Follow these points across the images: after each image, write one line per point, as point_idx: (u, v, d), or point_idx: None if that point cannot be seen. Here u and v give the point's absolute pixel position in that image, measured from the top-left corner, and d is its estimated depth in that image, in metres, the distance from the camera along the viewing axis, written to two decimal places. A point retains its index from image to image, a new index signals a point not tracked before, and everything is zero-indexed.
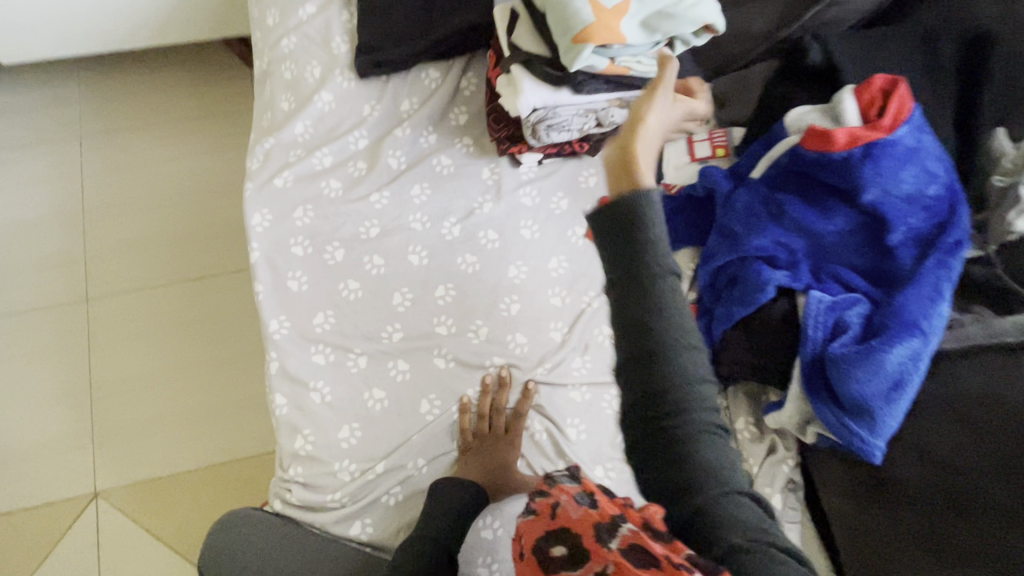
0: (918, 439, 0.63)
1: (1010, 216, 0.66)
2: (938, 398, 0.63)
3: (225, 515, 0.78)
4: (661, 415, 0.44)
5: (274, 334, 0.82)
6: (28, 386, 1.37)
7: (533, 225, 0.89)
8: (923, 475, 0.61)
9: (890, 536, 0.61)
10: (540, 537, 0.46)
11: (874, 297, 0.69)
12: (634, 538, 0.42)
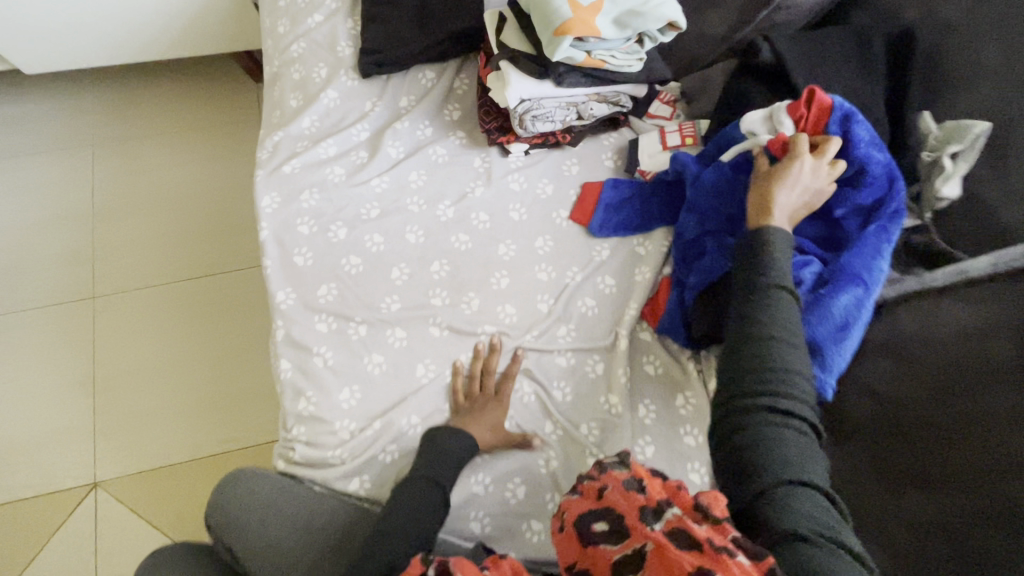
0: (866, 380, 0.73)
1: (938, 183, 0.75)
2: (882, 345, 0.73)
3: (238, 470, 0.85)
4: (758, 410, 0.57)
5: (281, 304, 0.89)
6: (32, 380, 1.41)
7: (521, 208, 0.97)
8: (874, 412, 0.70)
9: (853, 469, 0.70)
10: (586, 511, 0.57)
11: (825, 258, 0.78)
12: (676, 521, 0.51)
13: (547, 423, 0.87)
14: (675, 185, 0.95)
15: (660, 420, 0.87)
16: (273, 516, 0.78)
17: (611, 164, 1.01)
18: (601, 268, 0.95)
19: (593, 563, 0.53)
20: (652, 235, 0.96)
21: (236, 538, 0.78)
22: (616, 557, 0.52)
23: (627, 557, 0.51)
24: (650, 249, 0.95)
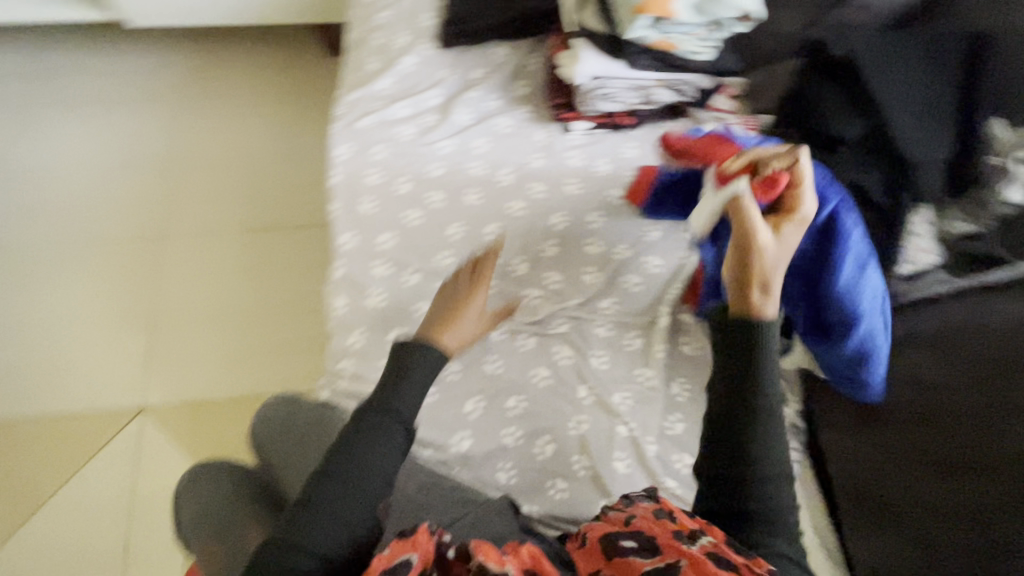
0: (910, 368, 0.79)
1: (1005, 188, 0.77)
2: (926, 340, 0.79)
3: (285, 393, 0.90)
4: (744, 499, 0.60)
5: (343, 246, 0.95)
6: (93, 306, 1.50)
7: (577, 182, 1.00)
8: (909, 401, 0.76)
9: (880, 459, 0.76)
10: (613, 529, 0.60)
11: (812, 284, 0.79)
12: (711, 547, 0.55)
13: (581, 389, 0.89)
14: None
15: (693, 399, 0.89)
16: (314, 436, 0.84)
17: None
18: (649, 249, 0.97)
19: (621, 574, 0.56)
20: None
21: (280, 454, 0.85)
22: (648, 568, 0.55)
23: (660, 569, 0.55)
24: None
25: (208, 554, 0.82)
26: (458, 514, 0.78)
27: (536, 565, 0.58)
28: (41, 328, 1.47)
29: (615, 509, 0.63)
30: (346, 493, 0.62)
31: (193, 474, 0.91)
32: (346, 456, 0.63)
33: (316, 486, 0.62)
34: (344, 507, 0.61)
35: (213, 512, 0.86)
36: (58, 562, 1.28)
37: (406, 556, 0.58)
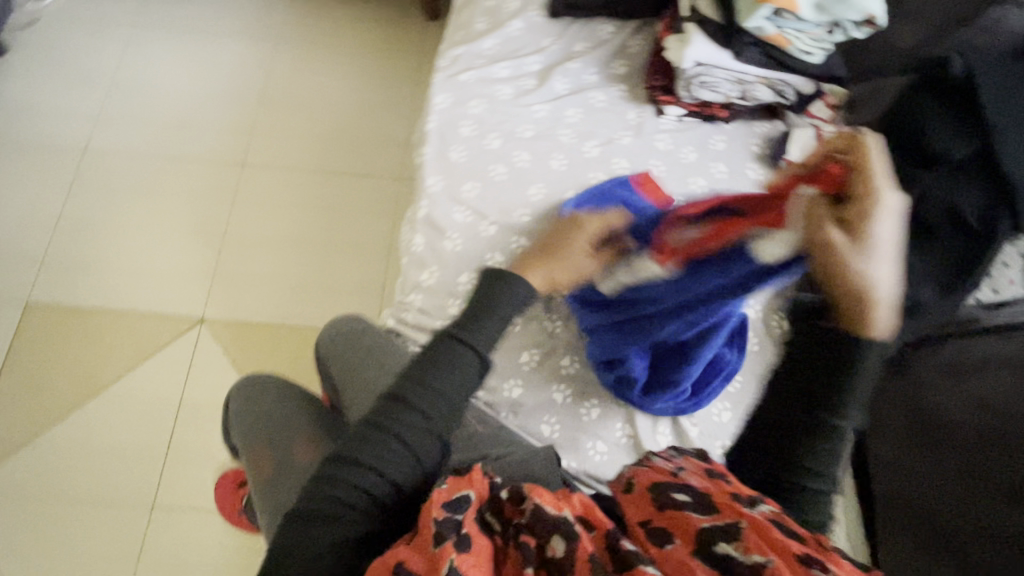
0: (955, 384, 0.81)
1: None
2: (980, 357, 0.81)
3: (351, 315, 0.95)
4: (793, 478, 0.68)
5: (430, 188, 0.99)
6: (173, 219, 1.59)
7: (661, 165, 1.02)
8: (959, 416, 0.78)
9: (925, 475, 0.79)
10: (665, 479, 0.61)
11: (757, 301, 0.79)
12: (769, 514, 0.57)
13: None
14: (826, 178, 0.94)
15: (743, 390, 0.91)
16: (375, 357, 0.88)
17: (756, 150, 1.04)
18: None
19: (675, 524, 0.57)
20: None
21: (338, 369, 0.89)
22: (705, 523, 0.56)
23: (718, 525, 0.55)
24: None
25: (258, 455, 0.89)
26: (505, 451, 0.80)
27: (590, 515, 0.57)
28: (122, 230, 1.57)
29: (664, 462, 0.65)
30: (414, 419, 0.62)
31: (242, 388, 0.97)
32: (422, 384, 0.62)
33: (386, 409, 0.62)
34: (407, 433, 0.61)
35: (266, 418, 0.93)
36: (109, 445, 1.38)
37: (466, 491, 0.58)
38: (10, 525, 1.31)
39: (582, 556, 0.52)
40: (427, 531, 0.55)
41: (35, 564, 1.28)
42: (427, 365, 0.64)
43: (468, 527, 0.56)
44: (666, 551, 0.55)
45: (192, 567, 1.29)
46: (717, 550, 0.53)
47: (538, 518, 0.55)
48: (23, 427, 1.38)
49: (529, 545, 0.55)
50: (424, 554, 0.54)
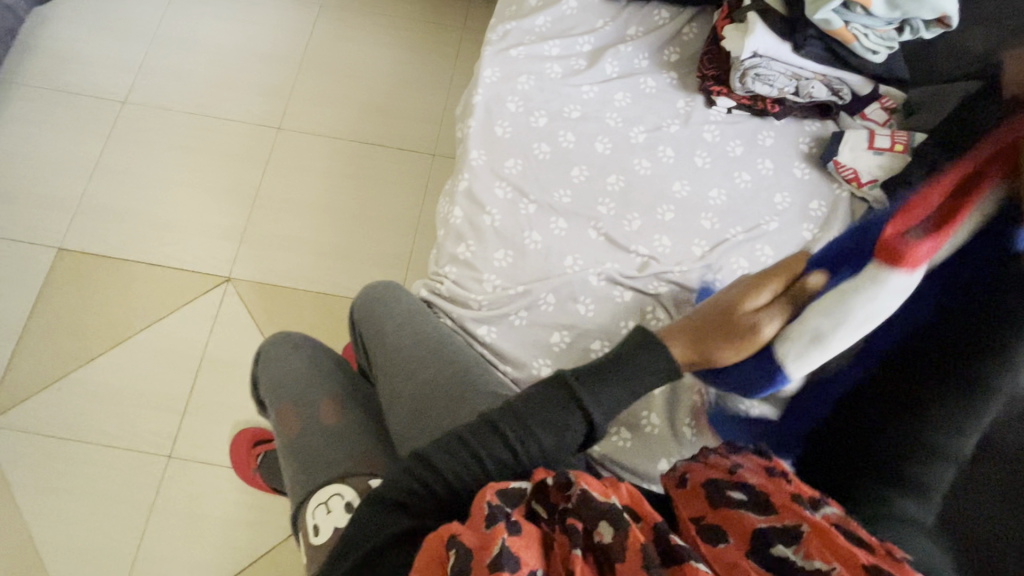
0: None
1: None
2: None
3: (386, 283, 0.95)
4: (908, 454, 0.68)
5: (472, 161, 0.98)
6: (206, 177, 1.60)
7: (706, 157, 1.01)
8: None
9: None
10: (720, 479, 0.63)
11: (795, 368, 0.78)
12: (834, 517, 0.57)
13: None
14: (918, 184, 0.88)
15: None
16: (408, 326, 0.88)
17: (805, 150, 1.03)
18: (763, 238, 0.96)
19: (729, 523, 0.59)
20: (826, 226, 0.98)
21: (371, 334, 0.90)
22: (762, 525, 0.57)
23: (777, 527, 0.56)
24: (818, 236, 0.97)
25: (285, 412, 0.89)
26: None
27: (637, 506, 0.60)
28: (157, 184, 1.58)
29: (721, 459, 0.67)
30: (501, 450, 0.63)
31: (271, 344, 0.99)
32: (518, 421, 0.64)
33: (475, 430, 0.65)
34: (490, 459, 0.63)
35: (295, 377, 0.93)
36: (132, 394, 1.40)
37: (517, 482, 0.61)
38: (33, 463, 1.34)
39: (633, 545, 0.53)
40: (480, 511, 0.56)
41: (55, 502, 1.31)
42: (530, 410, 0.64)
43: (518, 516, 0.57)
44: (719, 550, 0.57)
45: (205, 519, 1.32)
46: (773, 552, 0.55)
47: (585, 502, 0.57)
48: (50, 369, 1.41)
49: (577, 527, 0.55)
50: (477, 531, 0.54)
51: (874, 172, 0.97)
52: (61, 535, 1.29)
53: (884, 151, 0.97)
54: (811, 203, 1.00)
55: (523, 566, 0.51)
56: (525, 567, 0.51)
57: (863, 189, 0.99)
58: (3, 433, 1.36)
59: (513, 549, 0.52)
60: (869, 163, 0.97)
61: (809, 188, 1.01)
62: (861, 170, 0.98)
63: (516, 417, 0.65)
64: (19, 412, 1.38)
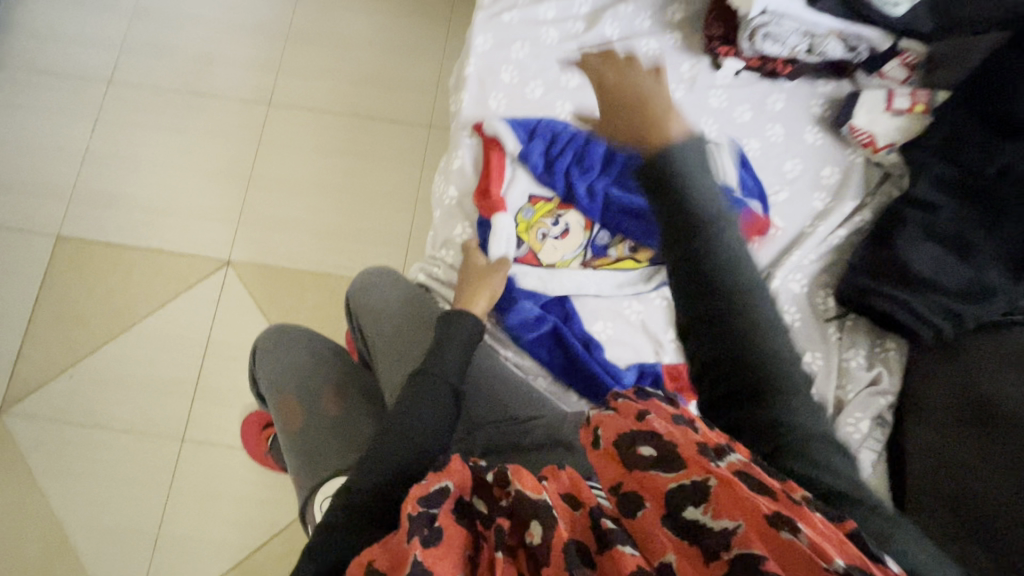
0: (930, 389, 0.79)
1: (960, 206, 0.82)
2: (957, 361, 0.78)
3: (374, 270, 0.92)
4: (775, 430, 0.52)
5: (466, 137, 0.95)
6: (199, 158, 1.56)
7: (712, 124, 0.97)
8: (949, 404, 0.77)
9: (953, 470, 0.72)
10: (626, 430, 0.54)
11: (586, 337, 0.87)
12: (739, 463, 0.49)
13: (669, 330, 0.88)
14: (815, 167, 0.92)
15: None
16: (396, 320, 0.87)
17: (817, 113, 0.97)
18: (773, 209, 0.94)
19: (641, 487, 0.52)
20: (839, 194, 0.94)
21: (365, 326, 0.88)
22: (671, 485, 0.50)
23: (684, 486, 0.50)
24: (830, 206, 0.93)
25: (288, 406, 0.91)
26: (532, 412, 0.79)
27: (575, 492, 0.58)
28: (148, 168, 1.55)
29: (628, 404, 0.57)
30: (401, 443, 0.67)
31: (271, 333, 0.96)
32: (401, 414, 0.69)
33: (380, 441, 0.67)
34: (402, 453, 0.66)
35: (295, 369, 0.93)
36: (141, 380, 1.42)
37: (443, 483, 0.59)
38: (52, 450, 1.37)
39: (556, 544, 0.51)
40: (404, 525, 0.55)
41: (77, 486, 1.35)
42: (405, 402, 0.71)
43: (441, 520, 0.55)
44: (636, 522, 0.51)
45: (222, 498, 1.35)
46: (684, 517, 0.49)
47: (519, 502, 0.56)
48: (60, 358, 1.43)
49: (504, 528, 0.55)
50: (394, 552, 0.53)
51: (891, 135, 0.92)
52: (84, 516, 1.34)
53: (902, 112, 0.91)
54: (824, 169, 0.95)
55: None
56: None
57: (879, 154, 0.93)
58: (20, 422, 1.39)
59: (423, 562, 0.51)
60: (886, 126, 0.92)
61: (820, 154, 0.96)
62: (877, 134, 0.92)
63: (396, 414, 0.70)
64: (34, 401, 1.40)
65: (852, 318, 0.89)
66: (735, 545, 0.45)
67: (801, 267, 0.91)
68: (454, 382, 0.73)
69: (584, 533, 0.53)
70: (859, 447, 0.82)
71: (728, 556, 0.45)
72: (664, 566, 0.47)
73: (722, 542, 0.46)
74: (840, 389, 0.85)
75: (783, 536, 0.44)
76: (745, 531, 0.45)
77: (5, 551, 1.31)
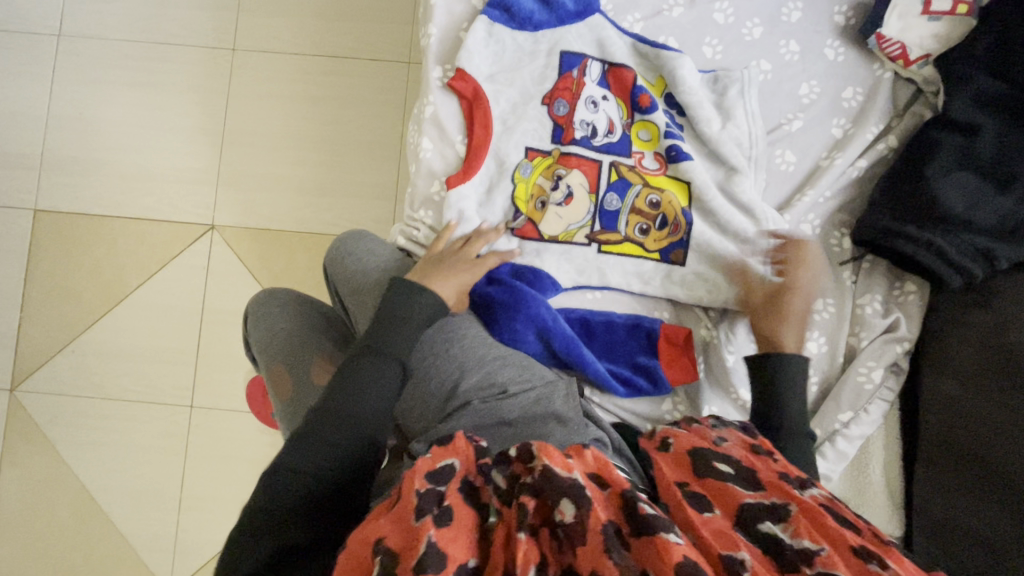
0: (948, 334, 0.75)
1: (988, 132, 0.74)
2: (978, 305, 0.73)
3: (358, 230, 0.87)
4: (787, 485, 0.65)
5: (434, 81, 0.85)
6: (166, 115, 1.46)
7: (717, 44, 0.85)
8: (974, 353, 0.72)
9: (951, 416, 0.71)
10: (705, 448, 0.57)
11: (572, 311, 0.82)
12: (821, 498, 0.51)
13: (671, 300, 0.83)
14: (839, 85, 0.84)
15: None
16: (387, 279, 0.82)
17: (841, 22, 0.84)
18: (786, 141, 0.83)
19: (714, 494, 0.53)
20: (861, 120, 0.83)
21: (348, 291, 0.83)
22: (748, 500, 0.51)
23: (762, 503, 0.50)
24: (850, 133, 0.83)
25: (278, 373, 0.87)
26: (524, 386, 0.74)
27: (602, 472, 0.55)
28: (114, 130, 1.46)
29: (704, 428, 0.61)
30: (340, 424, 0.63)
31: (260, 300, 0.93)
32: (341, 394, 0.65)
33: (315, 420, 0.63)
34: (341, 438, 0.62)
35: (283, 335, 0.89)
36: (142, 350, 1.42)
37: (449, 459, 0.56)
38: (68, 421, 1.41)
39: (593, 525, 0.48)
40: (411, 502, 0.52)
41: (99, 454, 1.40)
42: (346, 394, 0.65)
43: (452, 499, 0.53)
44: (705, 519, 0.50)
45: (236, 457, 1.39)
46: (759, 526, 0.49)
47: (547, 478, 0.52)
48: (60, 334, 1.42)
49: (528, 507, 0.51)
50: (405, 529, 0.50)
51: (926, 45, 0.79)
52: (110, 481, 1.39)
53: (942, 15, 0.78)
54: (845, 90, 0.84)
55: (451, 563, 0.46)
56: (452, 564, 0.46)
57: (910, 68, 0.81)
58: (32, 396, 1.41)
59: (438, 544, 0.48)
60: (925, 31, 0.79)
61: (842, 73, 0.84)
62: (909, 44, 0.79)
63: (334, 393, 0.65)
64: (42, 377, 1.42)
65: (869, 259, 0.82)
66: (819, 561, 0.44)
67: (814, 207, 0.82)
68: (402, 358, 0.68)
69: (616, 512, 0.51)
70: (871, 398, 0.77)
71: (809, 571, 0.44)
72: (737, 561, 0.45)
73: (803, 558, 0.45)
74: (853, 338, 0.80)
75: (872, 567, 0.43)
76: (829, 552, 0.45)
77: (43, 515, 1.38)
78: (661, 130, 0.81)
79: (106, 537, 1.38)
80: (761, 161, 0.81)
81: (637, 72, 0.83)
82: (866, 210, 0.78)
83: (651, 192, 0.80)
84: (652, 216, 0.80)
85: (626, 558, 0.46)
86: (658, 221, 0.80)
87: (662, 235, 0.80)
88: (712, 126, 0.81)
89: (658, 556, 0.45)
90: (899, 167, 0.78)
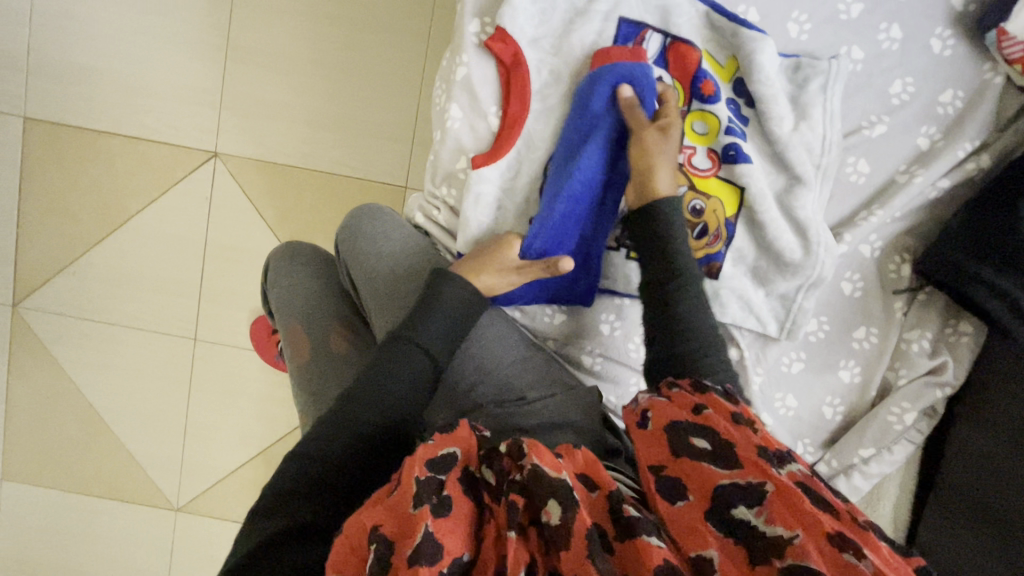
0: (993, 396, 0.71)
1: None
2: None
3: (372, 204, 0.80)
4: None
5: (470, 37, 0.73)
6: (164, 22, 1.30)
7: (806, 21, 0.71)
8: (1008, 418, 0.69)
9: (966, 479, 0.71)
10: (681, 421, 0.52)
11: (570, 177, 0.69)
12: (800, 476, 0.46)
13: None
14: (940, 86, 0.72)
15: (827, 341, 0.76)
16: (404, 256, 0.75)
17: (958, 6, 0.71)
18: (862, 147, 0.73)
19: (689, 477, 0.48)
20: (954, 131, 0.72)
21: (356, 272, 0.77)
22: (723, 482, 0.46)
23: (738, 485, 0.45)
24: (939, 146, 0.72)
25: (294, 334, 0.82)
26: (542, 393, 0.71)
27: (591, 473, 0.51)
28: (107, 33, 1.31)
29: (685, 395, 0.54)
30: (371, 411, 0.59)
31: (283, 255, 0.90)
32: (372, 379, 0.61)
33: (342, 403, 0.59)
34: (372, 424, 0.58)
35: (302, 298, 0.85)
36: (145, 278, 1.38)
37: (450, 448, 0.53)
38: (73, 342, 1.40)
39: (579, 529, 0.44)
40: (410, 488, 0.48)
41: (106, 376, 1.41)
42: (381, 371, 0.61)
43: (450, 488, 0.49)
44: (675, 511, 0.46)
45: (241, 391, 1.41)
46: (732, 514, 0.44)
47: (534, 478, 0.48)
48: (61, 255, 1.38)
49: (516, 505, 0.47)
50: (400, 514, 0.47)
51: None
52: (119, 402, 1.42)
53: None
54: (943, 92, 0.72)
55: (445, 556, 0.43)
56: (446, 557, 0.43)
57: None
58: (37, 315, 1.40)
59: (434, 535, 0.44)
60: None
61: (945, 71, 0.71)
62: None
63: (367, 378, 0.61)
64: (45, 295, 1.39)
65: (928, 291, 0.75)
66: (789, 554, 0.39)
67: (879, 228, 0.74)
68: (434, 348, 0.65)
69: (604, 517, 0.48)
70: (897, 437, 0.74)
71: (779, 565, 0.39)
72: (703, 560, 0.42)
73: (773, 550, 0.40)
74: (890, 373, 0.76)
75: (847, 559, 0.38)
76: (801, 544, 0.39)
77: (53, 427, 1.42)
78: (721, 124, 0.70)
79: (115, 455, 1.43)
80: (833, 170, 0.72)
81: (702, 51, 0.71)
82: (937, 240, 0.71)
83: (696, 196, 0.72)
84: (691, 225, 0.72)
85: (608, 563, 0.42)
86: (697, 229, 0.73)
87: (698, 245, 0.73)
88: (784, 126, 0.70)
89: (637, 561, 0.43)
90: (985, 196, 0.69)
